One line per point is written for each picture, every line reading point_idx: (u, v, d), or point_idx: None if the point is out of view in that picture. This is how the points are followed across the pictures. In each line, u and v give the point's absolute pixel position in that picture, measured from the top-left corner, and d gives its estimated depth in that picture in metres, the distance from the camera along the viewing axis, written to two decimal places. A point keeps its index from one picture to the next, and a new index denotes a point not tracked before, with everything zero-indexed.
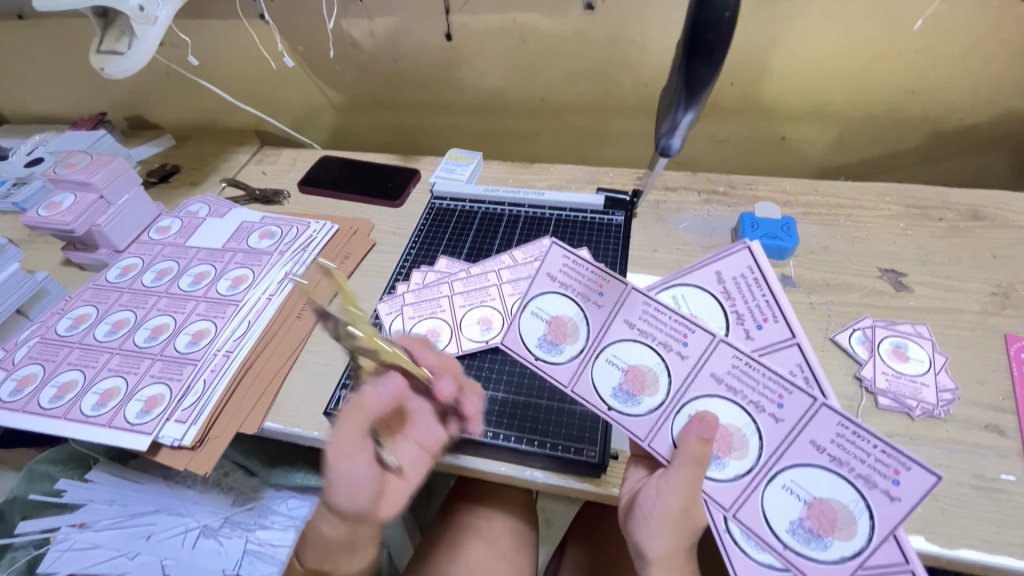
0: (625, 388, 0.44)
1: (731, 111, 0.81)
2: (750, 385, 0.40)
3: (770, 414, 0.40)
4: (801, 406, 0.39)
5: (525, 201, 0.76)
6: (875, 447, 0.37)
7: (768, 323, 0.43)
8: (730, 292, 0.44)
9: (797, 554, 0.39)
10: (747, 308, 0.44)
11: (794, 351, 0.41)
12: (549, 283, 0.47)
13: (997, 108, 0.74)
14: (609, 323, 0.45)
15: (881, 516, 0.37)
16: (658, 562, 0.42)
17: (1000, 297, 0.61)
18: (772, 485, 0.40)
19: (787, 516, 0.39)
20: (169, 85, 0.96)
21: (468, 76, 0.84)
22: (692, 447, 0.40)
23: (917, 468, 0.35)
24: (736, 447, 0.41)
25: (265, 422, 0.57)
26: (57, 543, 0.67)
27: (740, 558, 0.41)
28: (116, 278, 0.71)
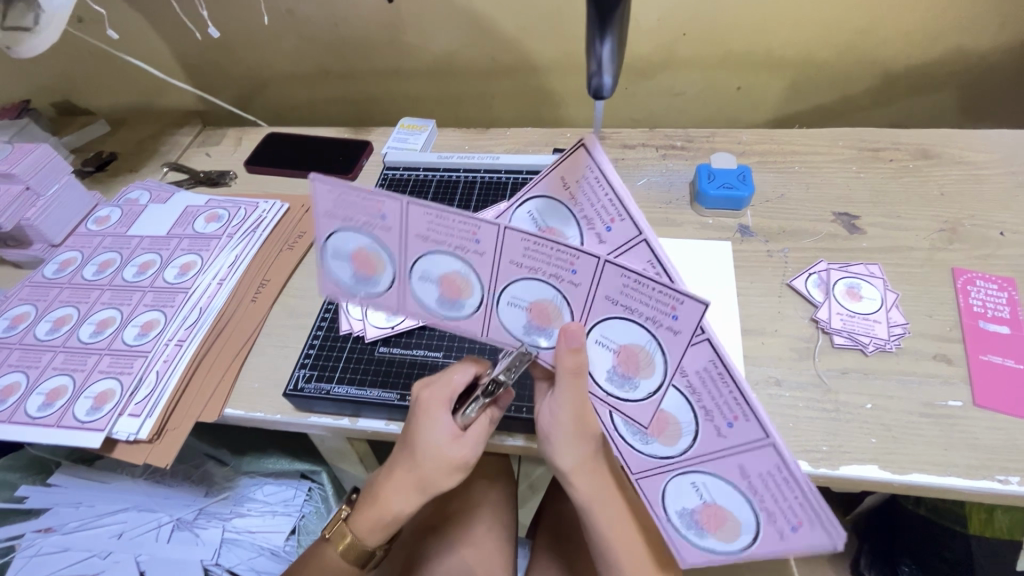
0: (534, 324, 0.40)
1: (685, 65, 0.80)
2: (547, 261, 0.36)
3: (668, 327, 0.35)
4: (693, 317, 0.34)
5: (480, 166, 0.74)
6: (656, 290, 0.34)
7: (615, 224, 0.37)
8: (575, 197, 0.38)
9: (624, 437, 0.43)
10: (593, 210, 0.38)
11: (642, 249, 0.36)
12: (332, 219, 0.37)
13: (943, 46, 0.74)
14: (405, 242, 0.37)
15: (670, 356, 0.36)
16: (573, 472, 0.44)
17: (948, 232, 0.63)
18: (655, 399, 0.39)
19: (603, 367, 0.40)
20: (95, 64, 0.90)
21: (414, 39, 0.80)
22: (567, 360, 0.38)
23: (688, 300, 0.33)
24: (643, 366, 0.38)
25: (225, 410, 0.56)
26: (23, 549, 0.65)
27: (631, 453, 0.43)
28: (53, 274, 0.67)
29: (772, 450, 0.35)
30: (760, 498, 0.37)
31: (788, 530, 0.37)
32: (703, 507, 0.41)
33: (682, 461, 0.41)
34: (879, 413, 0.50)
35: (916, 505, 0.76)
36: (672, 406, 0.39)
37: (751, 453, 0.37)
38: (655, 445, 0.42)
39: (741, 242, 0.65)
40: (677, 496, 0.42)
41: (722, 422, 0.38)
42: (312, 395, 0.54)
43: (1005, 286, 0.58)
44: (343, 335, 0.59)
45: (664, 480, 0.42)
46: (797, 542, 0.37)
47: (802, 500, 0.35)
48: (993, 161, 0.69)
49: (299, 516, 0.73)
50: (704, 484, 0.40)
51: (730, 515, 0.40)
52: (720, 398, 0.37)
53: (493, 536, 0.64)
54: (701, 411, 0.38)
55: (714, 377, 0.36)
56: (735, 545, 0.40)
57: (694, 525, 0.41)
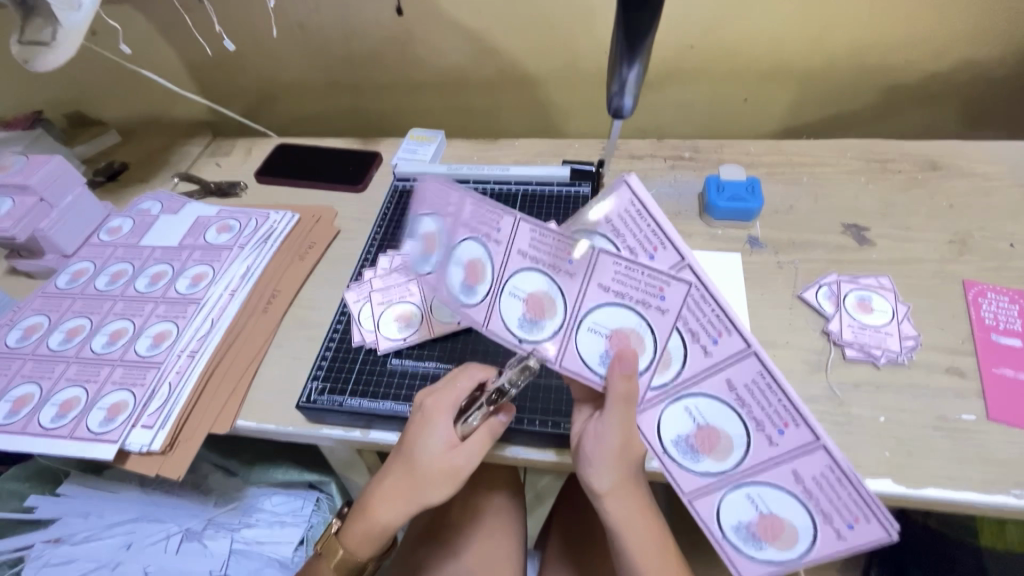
0: (528, 316, 0.42)
1: (693, 76, 0.80)
2: (635, 286, 0.38)
3: (702, 345, 0.39)
4: (734, 349, 0.38)
5: (490, 177, 0.74)
6: (714, 311, 0.37)
7: (659, 253, 0.37)
8: (618, 230, 0.37)
9: (672, 459, 0.41)
10: (635, 240, 0.37)
11: (688, 273, 0.36)
12: (421, 205, 0.41)
13: (950, 57, 0.75)
14: (454, 227, 0.41)
15: (695, 367, 0.39)
16: (608, 494, 0.44)
17: (958, 244, 0.63)
18: (675, 404, 0.41)
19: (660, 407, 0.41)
20: (107, 75, 0.91)
21: (424, 51, 0.81)
22: (618, 385, 0.39)
23: (737, 332, 0.37)
24: (635, 346, 0.40)
25: (237, 421, 0.56)
26: (29, 561, 0.65)
27: (681, 474, 0.41)
28: (66, 284, 0.68)
29: (822, 449, 0.37)
30: (815, 500, 0.38)
31: (846, 528, 0.37)
32: (758, 518, 0.40)
33: (736, 474, 0.40)
34: (892, 427, 0.50)
35: (925, 518, 0.78)
36: (720, 419, 0.40)
37: (804, 456, 0.38)
38: (706, 462, 0.41)
39: (751, 254, 0.65)
40: (731, 510, 0.40)
41: (773, 431, 0.38)
42: (325, 408, 0.54)
43: (1017, 298, 0.58)
44: (355, 347, 0.60)
45: (718, 496, 0.41)
46: (856, 540, 0.37)
47: (858, 497, 0.36)
48: (1001, 172, 0.69)
49: (307, 526, 0.72)
50: (758, 494, 0.39)
51: (785, 521, 0.39)
52: (769, 407, 0.38)
53: (503, 549, 0.64)
54: (751, 422, 0.39)
55: (763, 389, 0.38)
56: (793, 552, 0.39)
57: (751, 538, 0.40)
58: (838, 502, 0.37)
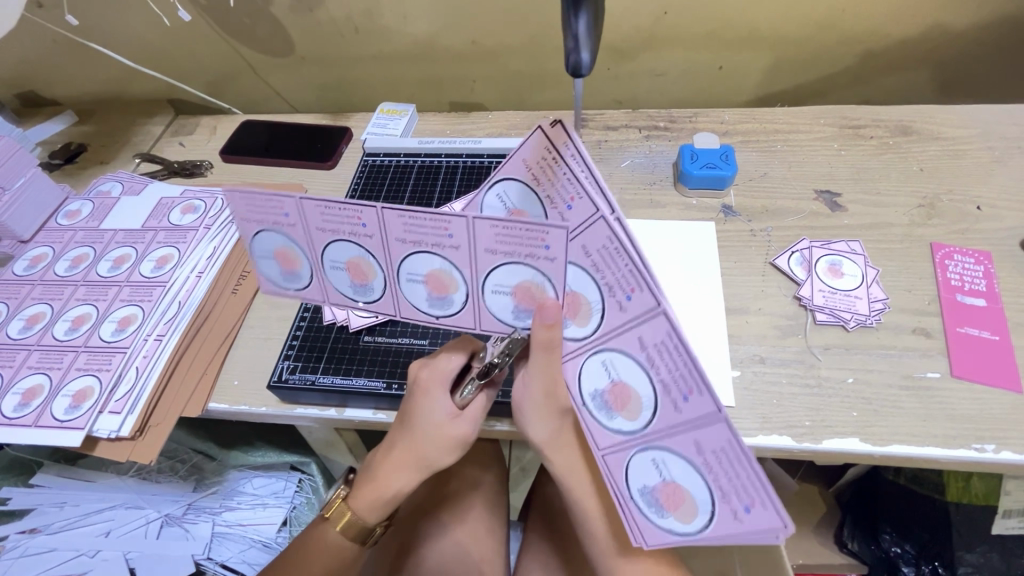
0: (433, 295, 0.39)
1: (667, 43, 0.79)
2: (520, 244, 0.34)
3: (618, 300, 0.35)
4: (644, 304, 0.34)
5: (462, 150, 0.73)
6: (628, 266, 0.33)
7: (574, 202, 0.35)
8: (538, 177, 0.37)
9: (591, 413, 0.41)
10: (556, 190, 0.36)
11: (600, 227, 0.33)
12: (250, 222, 0.38)
13: (922, 22, 0.75)
14: (310, 235, 0.38)
15: (609, 320, 0.37)
16: (545, 444, 0.47)
17: (927, 208, 0.64)
18: (594, 358, 0.39)
19: (593, 385, 0.40)
20: (56, 53, 0.86)
21: (391, 21, 0.78)
22: (539, 332, 0.38)
23: (646, 287, 0.33)
24: (580, 313, 0.38)
25: (209, 404, 0.55)
26: (6, 552, 0.63)
27: (597, 427, 0.41)
28: (24, 271, 0.65)
29: (723, 424, 0.33)
30: (714, 475, 0.35)
31: (743, 511, 0.35)
32: (662, 485, 0.39)
33: (645, 435, 0.38)
34: (860, 387, 0.51)
35: (896, 475, 0.78)
36: (631, 377, 0.37)
37: (705, 429, 0.34)
38: (619, 419, 0.40)
39: (724, 223, 0.65)
40: (638, 472, 0.40)
41: (678, 396, 0.35)
42: (297, 386, 0.54)
43: (982, 260, 0.59)
44: (327, 325, 0.59)
45: (627, 456, 0.40)
46: (750, 523, 0.35)
47: (755, 478, 0.33)
48: (971, 136, 0.70)
49: (290, 507, 0.72)
50: (663, 461, 0.38)
51: (686, 495, 0.38)
52: (676, 370, 0.34)
53: (486, 519, 0.65)
54: (660, 385, 0.36)
55: (671, 349, 0.34)
56: (692, 527, 0.38)
57: (655, 504, 0.40)
58: (736, 481, 0.34)
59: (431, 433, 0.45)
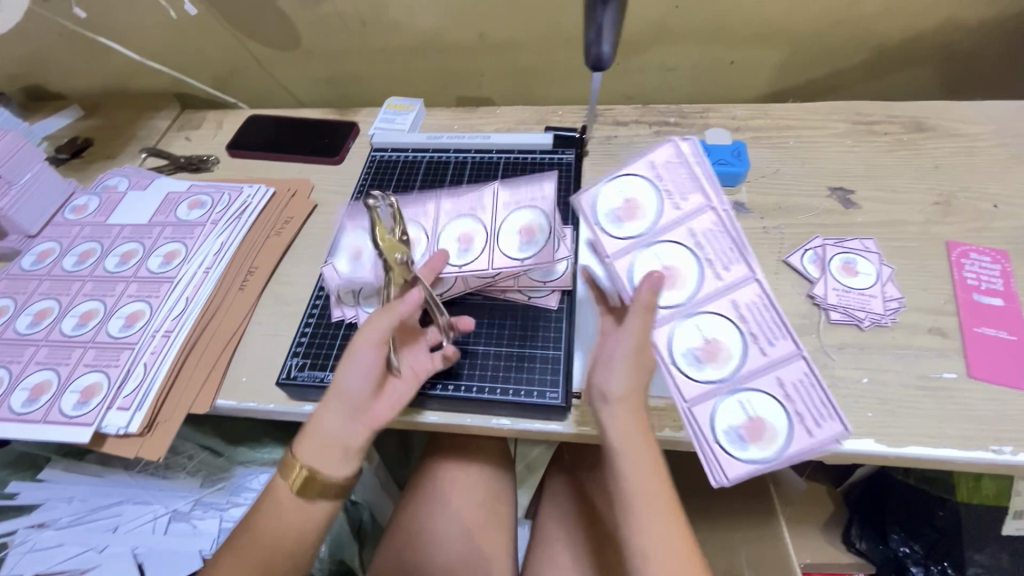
0: (466, 246, 0.57)
1: (678, 37, 0.78)
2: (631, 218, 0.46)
3: (716, 272, 0.46)
4: (741, 276, 0.45)
5: (471, 145, 0.73)
6: (728, 245, 0.45)
7: (691, 198, 0.46)
8: (661, 176, 0.47)
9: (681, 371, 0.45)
10: (673, 182, 0.47)
11: (705, 215, 0.46)
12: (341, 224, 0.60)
13: (937, 17, 0.73)
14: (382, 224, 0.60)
15: (709, 286, 0.46)
16: (621, 401, 0.43)
17: (942, 205, 0.63)
18: (688, 321, 0.46)
19: (687, 344, 0.45)
20: (61, 47, 0.86)
21: (399, 15, 0.77)
22: (644, 295, 0.43)
23: (744, 260, 0.45)
24: (676, 283, 0.46)
25: (217, 400, 0.54)
26: (16, 546, 0.64)
27: (682, 378, 0.45)
28: (31, 265, 0.65)
29: (802, 358, 0.44)
30: (793, 403, 0.43)
31: (818, 428, 0.42)
32: (747, 422, 0.43)
33: (732, 380, 0.44)
34: (875, 387, 0.51)
35: (906, 475, 0.79)
36: (721, 332, 0.45)
37: (785, 366, 0.44)
38: (707, 370, 0.45)
39: (736, 220, 0.64)
40: (725, 414, 0.44)
41: (766, 343, 0.45)
42: (306, 383, 0.54)
43: (999, 258, 0.58)
44: (336, 322, 0.58)
45: (713, 402, 0.44)
46: (821, 436, 0.42)
47: (823, 395, 0.43)
48: (986, 133, 0.69)
49: None
50: (753, 400, 0.44)
51: (768, 424, 0.43)
52: (764, 322, 0.45)
53: (494, 517, 0.64)
54: (748, 336, 0.45)
55: (761, 306, 0.45)
56: (772, 452, 0.43)
57: (738, 440, 0.43)
58: (811, 403, 0.43)
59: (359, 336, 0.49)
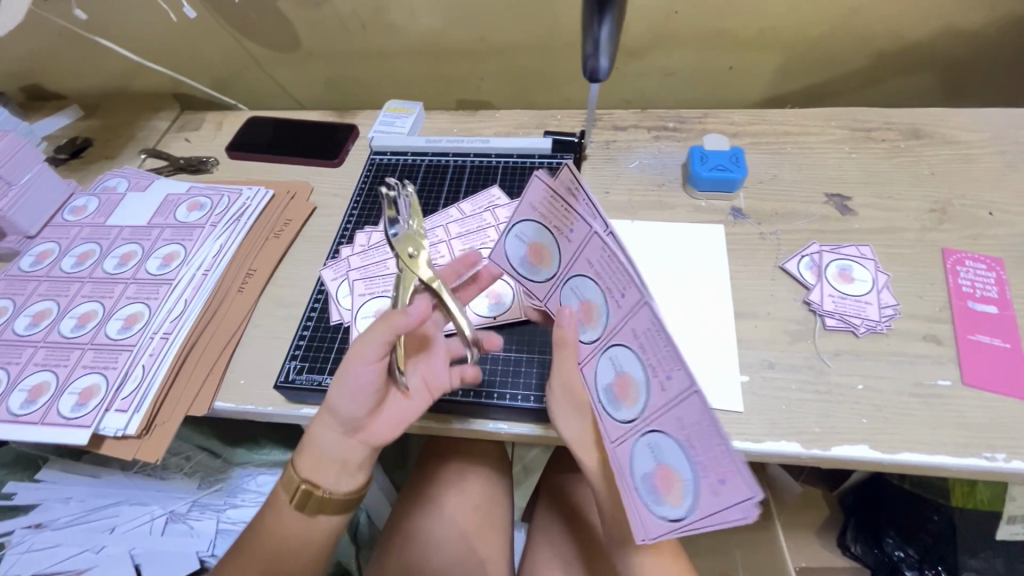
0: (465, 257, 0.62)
1: (677, 42, 0.78)
2: (556, 220, 0.43)
3: (617, 301, 0.39)
4: (633, 300, 0.36)
5: (470, 149, 0.73)
6: (620, 266, 0.37)
7: (574, 225, 0.41)
8: (540, 210, 0.44)
9: (603, 408, 0.42)
10: (551, 210, 0.43)
11: (597, 242, 0.39)
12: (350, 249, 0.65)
13: (933, 24, 0.74)
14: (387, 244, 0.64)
15: (614, 318, 0.39)
16: (574, 441, 0.47)
17: (939, 213, 0.63)
18: (605, 354, 0.41)
19: (604, 380, 0.42)
20: (61, 47, 0.86)
21: (399, 18, 0.78)
22: (560, 326, 0.44)
23: (633, 286, 0.36)
24: (591, 317, 0.42)
25: (215, 402, 0.55)
26: (12, 547, 0.64)
27: (607, 419, 0.42)
28: (30, 267, 0.65)
29: (695, 395, 0.33)
30: (696, 451, 0.34)
31: (718, 482, 0.33)
32: (657, 470, 0.38)
33: (641, 421, 0.38)
34: (870, 394, 0.51)
35: (901, 481, 0.77)
36: (630, 367, 0.39)
37: (684, 404, 0.34)
38: (624, 409, 0.40)
39: (733, 226, 0.64)
40: (638, 459, 0.39)
41: (663, 376, 0.35)
42: (303, 386, 0.54)
43: (994, 266, 0.58)
44: (334, 326, 0.59)
45: (630, 444, 0.40)
46: (726, 497, 0.33)
47: (726, 450, 0.32)
48: (983, 140, 0.69)
49: None
50: (664, 444, 0.37)
51: (677, 476, 0.36)
52: (660, 353, 0.35)
53: (491, 520, 0.65)
54: (648, 369, 0.37)
55: (655, 335, 0.35)
56: (683, 509, 0.36)
57: (652, 490, 0.38)
58: (712, 455, 0.33)
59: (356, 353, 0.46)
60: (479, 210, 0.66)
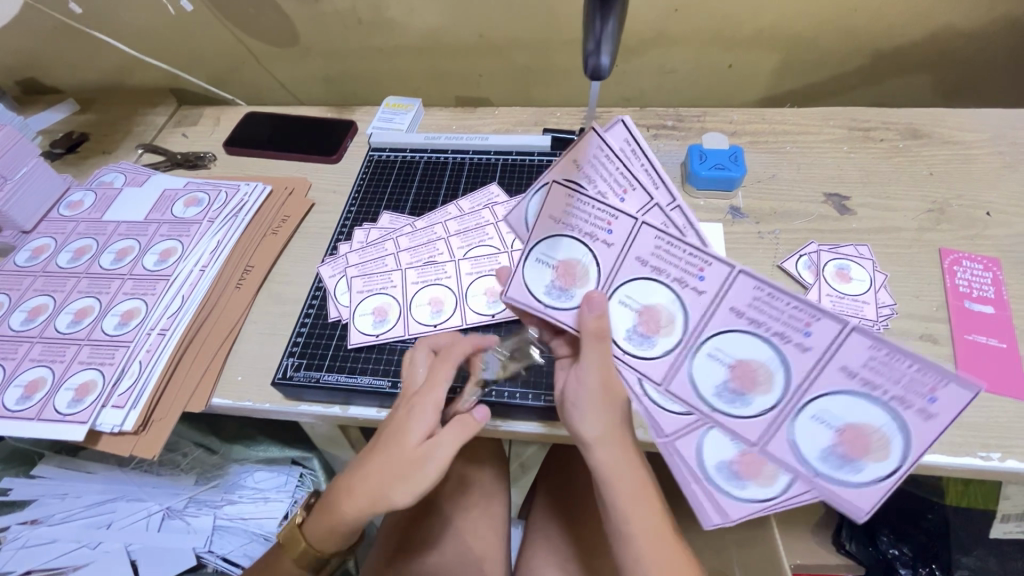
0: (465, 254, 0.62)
1: (677, 41, 0.78)
2: (582, 223, 0.40)
3: (693, 287, 0.38)
4: (720, 276, 0.37)
5: (469, 146, 0.73)
6: (686, 250, 0.37)
7: (627, 194, 0.41)
8: (568, 216, 0.41)
9: (724, 414, 0.39)
10: (604, 184, 0.41)
11: (647, 230, 0.38)
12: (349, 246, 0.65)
13: (932, 24, 0.74)
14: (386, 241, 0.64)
15: (695, 308, 0.38)
16: (597, 441, 0.43)
17: (936, 213, 0.63)
18: (699, 354, 0.39)
19: (711, 383, 0.39)
20: (57, 41, 0.85)
21: (398, 15, 0.77)
22: (589, 322, 0.40)
23: (715, 261, 0.36)
24: (664, 323, 0.40)
25: (212, 399, 0.54)
26: (9, 542, 0.64)
27: (735, 424, 0.39)
28: (26, 262, 0.65)
29: (852, 331, 0.33)
30: (880, 390, 0.34)
31: (928, 404, 0.33)
32: (839, 435, 0.36)
33: (790, 401, 0.37)
34: None
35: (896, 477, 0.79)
36: (744, 351, 0.37)
37: (842, 349, 0.34)
38: (756, 399, 0.38)
39: (732, 225, 0.64)
40: (807, 438, 0.37)
41: (799, 336, 0.35)
42: (301, 383, 0.54)
43: (991, 266, 0.58)
44: (332, 323, 0.59)
45: (785, 428, 0.37)
46: (945, 411, 0.32)
47: (919, 365, 0.32)
48: (980, 141, 0.69)
49: (291, 502, 0.71)
50: (823, 410, 0.36)
51: (867, 428, 0.35)
52: (783, 314, 0.35)
53: (488, 518, 0.65)
54: (774, 338, 0.36)
55: (766, 301, 0.36)
56: (894, 457, 0.35)
57: (843, 461, 0.36)
58: (895, 378, 0.33)
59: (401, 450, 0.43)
60: (478, 208, 0.66)
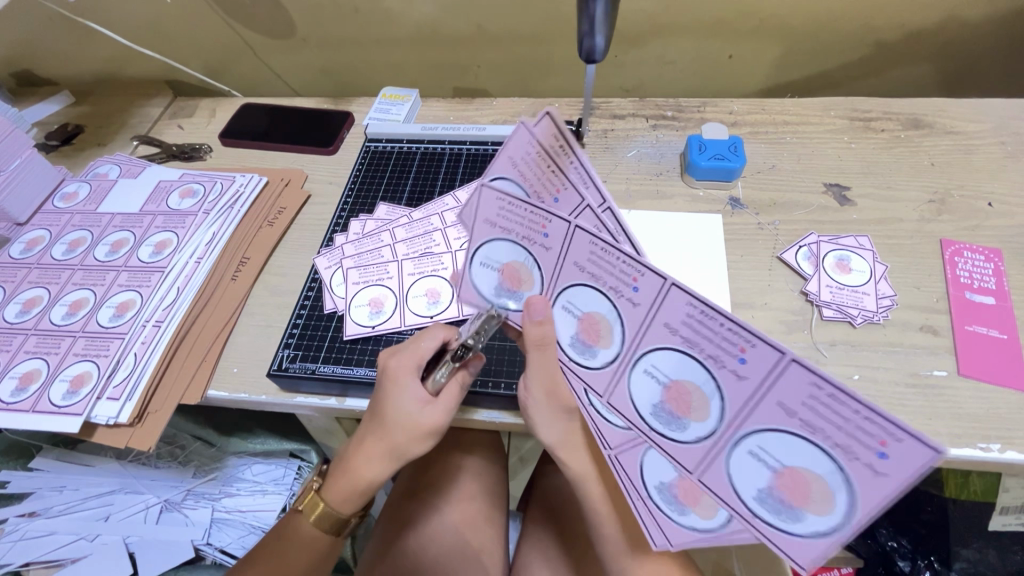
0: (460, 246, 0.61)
1: (676, 31, 0.77)
2: (523, 224, 0.36)
3: (628, 297, 0.35)
4: (653, 287, 0.33)
5: (466, 137, 0.72)
6: (619, 257, 0.33)
7: (561, 194, 0.39)
8: (503, 220, 0.37)
9: (659, 434, 0.37)
10: (540, 181, 0.39)
11: (581, 235, 0.34)
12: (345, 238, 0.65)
13: (935, 14, 0.73)
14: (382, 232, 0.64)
15: (630, 320, 0.35)
16: (556, 445, 0.47)
17: (937, 203, 0.63)
18: (635, 371, 0.37)
19: (648, 401, 0.37)
20: (51, 32, 0.84)
21: (394, 5, 0.76)
22: (531, 330, 0.40)
23: (647, 272, 0.32)
24: (603, 334, 0.38)
25: (208, 391, 0.54)
26: (6, 534, 0.64)
27: (674, 448, 0.37)
28: (21, 254, 0.65)
29: (794, 363, 0.28)
30: (820, 434, 0.29)
31: (876, 459, 0.27)
32: (776, 479, 0.32)
33: (726, 431, 0.34)
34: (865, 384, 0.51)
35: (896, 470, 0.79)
36: (679, 373, 0.35)
37: (781, 379, 0.29)
38: (691, 425, 0.35)
39: (732, 215, 0.64)
40: (743, 476, 0.34)
41: (734, 362, 0.31)
42: (297, 375, 0.53)
43: (992, 257, 0.58)
44: (328, 314, 0.58)
45: (721, 461, 0.35)
46: (898, 471, 0.27)
47: (866, 415, 0.27)
48: (982, 131, 0.68)
49: (290, 494, 0.72)
50: (761, 447, 0.32)
51: (807, 476, 0.31)
52: (717, 336, 0.31)
53: (485, 510, 0.65)
54: (709, 361, 0.33)
55: (700, 319, 0.32)
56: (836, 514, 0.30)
57: (782, 507, 0.32)
58: (835, 423, 0.28)
59: (402, 416, 0.45)
60: None
